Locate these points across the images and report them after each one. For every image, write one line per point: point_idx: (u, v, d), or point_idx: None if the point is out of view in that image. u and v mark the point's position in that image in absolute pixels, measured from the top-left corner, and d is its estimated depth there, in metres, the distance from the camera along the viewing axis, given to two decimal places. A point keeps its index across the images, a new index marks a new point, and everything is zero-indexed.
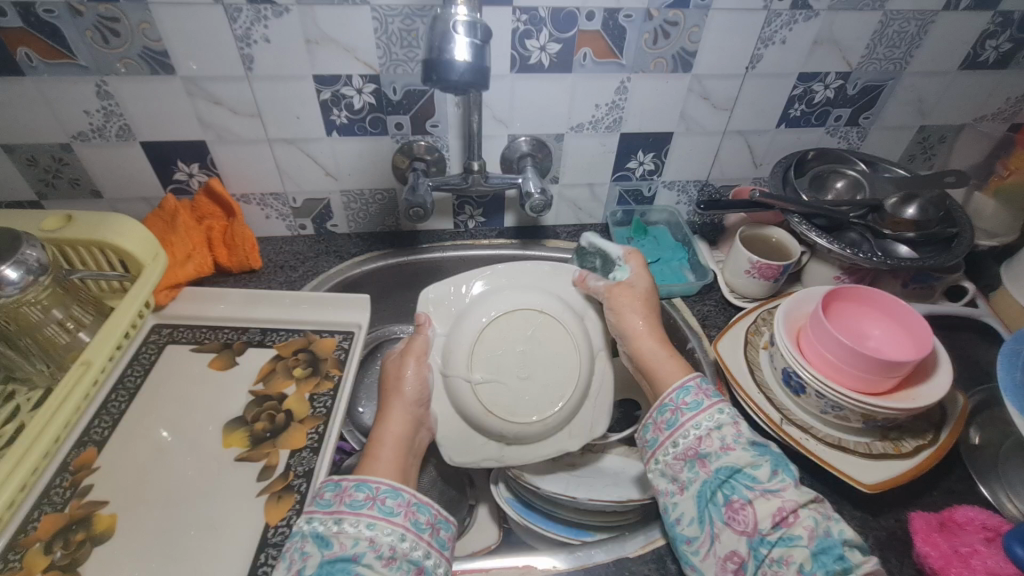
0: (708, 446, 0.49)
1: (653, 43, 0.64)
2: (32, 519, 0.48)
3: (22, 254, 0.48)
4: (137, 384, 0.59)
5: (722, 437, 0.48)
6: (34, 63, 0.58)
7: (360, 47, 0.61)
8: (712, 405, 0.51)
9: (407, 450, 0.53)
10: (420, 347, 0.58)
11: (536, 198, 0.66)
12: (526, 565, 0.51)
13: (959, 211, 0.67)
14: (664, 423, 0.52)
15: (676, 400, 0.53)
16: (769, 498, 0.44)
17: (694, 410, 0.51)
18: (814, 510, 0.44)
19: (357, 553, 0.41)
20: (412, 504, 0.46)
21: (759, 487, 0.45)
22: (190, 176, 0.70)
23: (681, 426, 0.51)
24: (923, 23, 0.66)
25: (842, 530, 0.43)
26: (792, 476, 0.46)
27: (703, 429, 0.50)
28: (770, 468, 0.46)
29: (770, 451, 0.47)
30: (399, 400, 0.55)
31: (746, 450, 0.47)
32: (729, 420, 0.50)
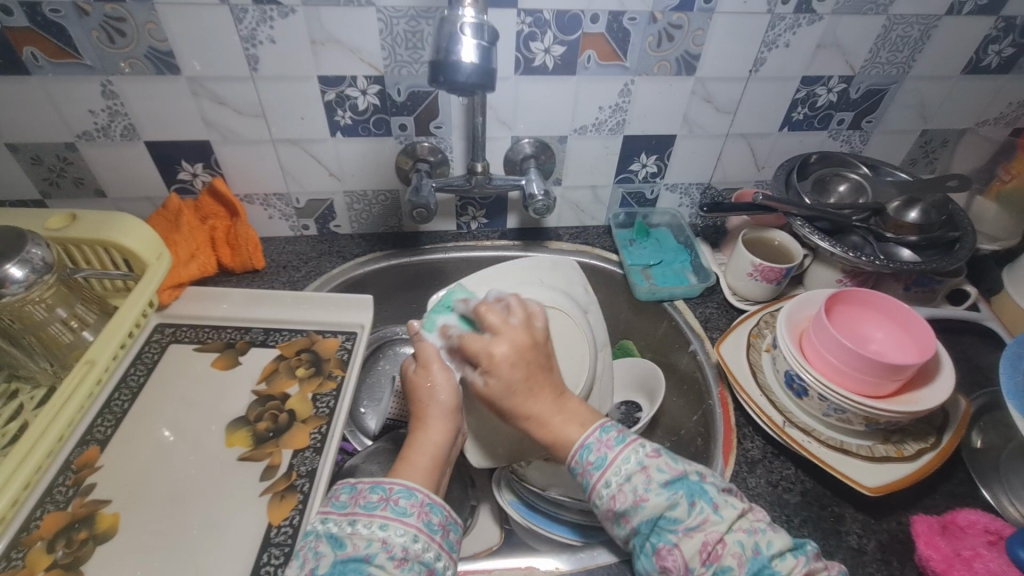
0: (622, 503, 0.43)
1: (657, 45, 0.64)
2: (34, 518, 0.48)
3: (27, 253, 0.48)
4: (140, 383, 0.59)
5: (634, 489, 0.43)
6: (40, 63, 0.58)
7: (365, 48, 0.61)
8: (617, 455, 0.45)
9: (444, 461, 0.50)
10: (437, 354, 0.53)
11: (539, 200, 0.66)
12: (529, 567, 0.54)
13: (962, 216, 0.67)
14: (580, 484, 0.46)
15: (581, 461, 0.46)
16: (692, 536, 0.42)
17: (601, 469, 0.45)
18: (739, 530, 0.42)
19: (369, 554, 0.42)
20: (425, 505, 0.45)
21: (681, 527, 0.42)
22: (194, 176, 0.70)
23: (593, 490, 0.45)
24: (926, 28, 0.66)
25: (770, 542, 0.42)
26: (710, 501, 0.43)
27: (613, 486, 0.44)
28: (686, 506, 0.43)
29: (683, 484, 0.44)
30: (436, 410, 0.51)
31: (659, 496, 0.43)
32: (637, 466, 0.44)
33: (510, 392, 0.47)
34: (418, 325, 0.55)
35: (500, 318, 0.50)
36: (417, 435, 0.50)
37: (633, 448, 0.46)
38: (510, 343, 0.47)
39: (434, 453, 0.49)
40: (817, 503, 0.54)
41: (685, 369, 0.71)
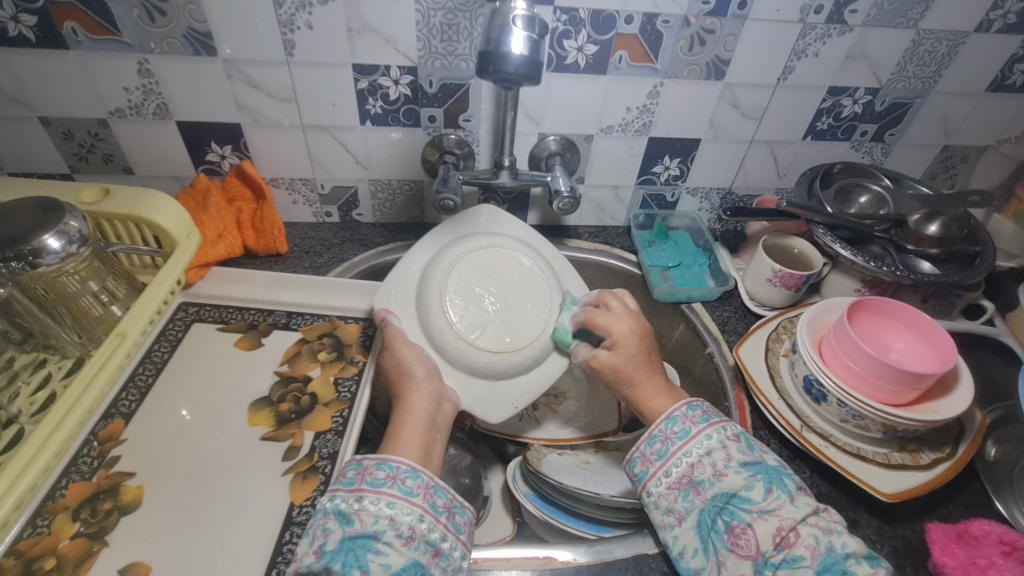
0: (701, 473, 0.46)
1: (688, 49, 0.65)
2: (60, 487, 0.49)
3: (65, 224, 0.49)
4: (164, 359, 0.60)
5: (713, 462, 0.46)
6: (80, 38, 0.58)
7: (401, 38, 0.61)
8: (701, 431, 0.49)
9: (432, 426, 0.53)
10: (397, 334, 0.59)
11: (565, 196, 0.66)
12: (546, 556, 0.51)
13: (983, 231, 0.67)
14: (653, 454, 0.49)
15: (664, 430, 0.50)
16: (767, 519, 0.42)
17: (683, 439, 0.48)
18: (815, 525, 0.42)
19: (377, 531, 0.42)
20: (430, 486, 0.46)
21: (756, 508, 0.43)
22: (222, 158, 0.71)
23: (672, 456, 0.48)
24: (954, 43, 0.67)
25: (845, 543, 0.41)
26: (787, 492, 0.43)
27: (694, 455, 0.47)
28: (763, 488, 0.44)
29: (764, 468, 0.45)
30: (413, 382, 0.56)
31: (738, 473, 0.45)
32: (719, 443, 0.47)
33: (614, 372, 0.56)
34: (380, 313, 0.60)
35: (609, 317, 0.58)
36: (417, 412, 0.54)
37: (716, 429, 0.49)
38: (622, 329, 0.57)
39: (417, 417, 0.53)
40: (832, 507, 0.55)
41: (701, 371, 0.72)
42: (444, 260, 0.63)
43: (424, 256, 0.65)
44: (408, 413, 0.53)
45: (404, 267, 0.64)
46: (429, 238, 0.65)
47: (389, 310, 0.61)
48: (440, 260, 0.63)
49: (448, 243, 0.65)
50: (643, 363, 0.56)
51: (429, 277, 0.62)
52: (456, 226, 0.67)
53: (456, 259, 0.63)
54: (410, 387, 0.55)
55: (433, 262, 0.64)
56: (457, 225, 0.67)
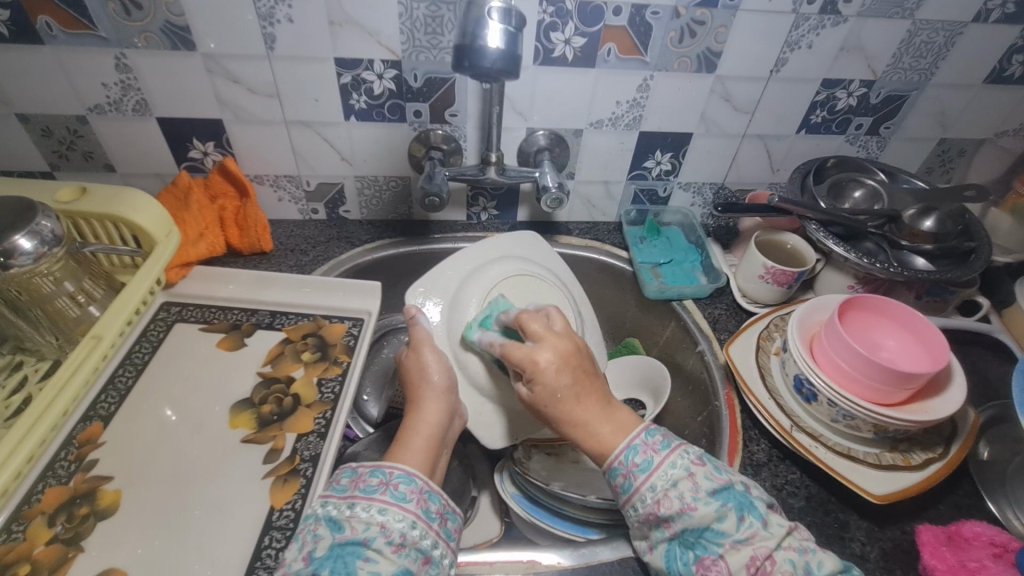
0: (667, 509, 0.44)
1: (678, 41, 0.63)
2: (36, 491, 0.48)
3: (37, 224, 0.47)
4: (145, 361, 0.59)
5: (680, 496, 0.43)
6: (54, 32, 0.57)
7: (384, 32, 0.60)
8: (664, 460, 0.46)
9: (441, 440, 0.51)
10: (426, 335, 0.57)
11: (552, 192, 0.65)
12: (531, 560, 0.50)
13: (978, 226, 0.66)
14: (619, 487, 0.46)
15: (625, 462, 0.46)
16: (740, 550, 0.41)
17: (647, 472, 0.45)
18: (789, 548, 0.41)
19: (368, 538, 0.41)
20: (424, 492, 0.45)
21: (728, 539, 0.42)
22: (205, 155, 0.70)
23: (636, 492, 0.45)
24: (951, 34, 0.66)
25: (821, 563, 0.41)
26: (759, 517, 0.42)
27: (658, 490, 0.44)
28: (735, 518, 0.42)
29: (733, 496, 0.43)
30: (431, 389, 0.54)
31: (707, 505, 0.43)
32: (683, 473, 0.45)
33: (556, 401, 0.49)
34: (413, 310, 0.58)
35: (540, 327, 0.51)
36: (416, 418, 0.52)
37: (678, 454, 0.46)
38: (553, 350, 0.50)
39: (430, 431, 0.51)
40: (821, 509, 0.54)
41: (692, 369, 0.71)
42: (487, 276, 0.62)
43: (464, 267, 0.63)
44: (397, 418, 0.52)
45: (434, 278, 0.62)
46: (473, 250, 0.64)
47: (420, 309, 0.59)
48: (478, 277, 0.62)
49: (486, 262, 0.63)
50: (584, 391, 0.49)
51: (469, 289, 0.61)
52: (498, 248, 0.65)
53: (494, 276, 0.61)
54: (427, 394, 0.54)
55: (472, 276, 0.62)
56: (504, 246, 0.66)
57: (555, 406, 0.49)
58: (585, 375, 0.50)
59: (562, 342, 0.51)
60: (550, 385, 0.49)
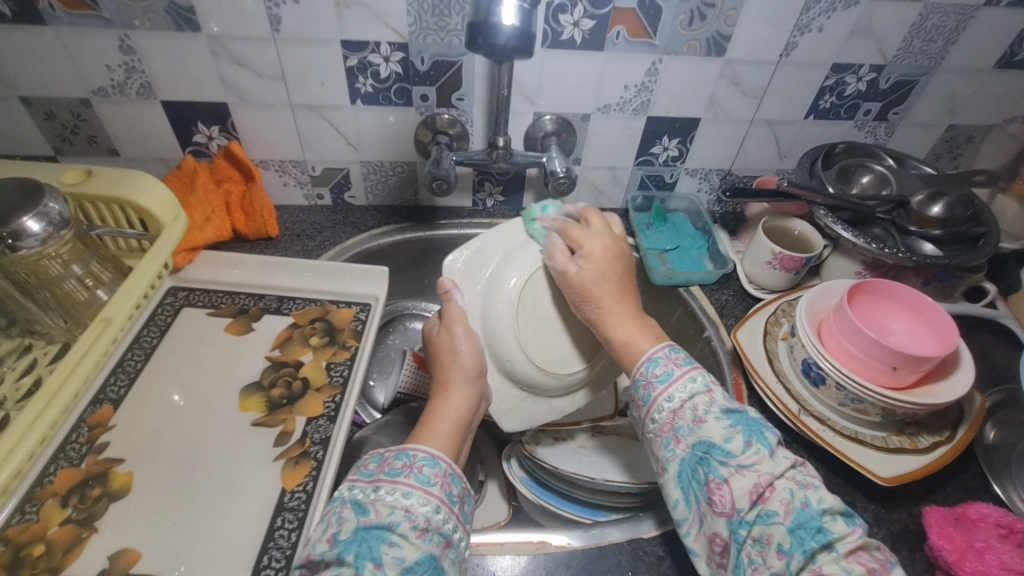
0: (682, 420, 0.45)
1: (688, 24, 0.63)
2: (48, 473, 0.48)
3: (45, 206, 0.47)
4: (153, 344, 0.59)
5: (694, 408, 0.45)
6: (57, 13, 0.56)
7: (391, 13, 0.59)
8: (684, 374, 0.47)
9: (466, 424, 0.51)
10: (460, 314, 0.55)
11: (560, 177, 0.65)
12: (541, 540, 0.50)
13: (987, 212, 0.66)
14: (640, 401, 0.48)
15: (647, 373, 0.48)
16: (744, 474, 0.40)
17: (665, 383, 0.47)
18: (791, 479, 0.40)
19: (392, 522, 0.40)
20: (447, 475, 0.45)
21: (733, 461, 0.41)
22: (210, 139, 0.69)
23: (654, 402, 0.46)
24: (963, 18, 0.65)
25: (822, 498, 0.39)
26: (767, 445, 0.42)
27: (676, 400, 0.46)
28: (743, 440, 0.42)
29: (745, 419, 0.44)
30: (459, 374, 0.53)
31: (718, 421, 0.43)
32: (702, 388, 0.46)
33: (601, 282, 0.53)
34: (448, 283, 0.57)
35: (600, 225, 0.58)
36: (442, 402, 0.52)
37: (698, 373, 0.47)
38: (605, 246, 0.55)
39: (455, 416, 0.51)
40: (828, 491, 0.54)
41: (699, 355, 0.71)
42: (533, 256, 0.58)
43: (512, 238, 0.60)
44: (438, 404, 0.52)
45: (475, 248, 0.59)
46: (514, 223, 0.61)
47: (455, 282, 0.58)
48: (525, 254, 0.58)
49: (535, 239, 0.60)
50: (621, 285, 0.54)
51: (512, 264, 0.58)
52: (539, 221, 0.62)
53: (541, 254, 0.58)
54: (455, 379, 0.53)
55: (517, 251, 0.59)
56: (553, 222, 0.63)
57: (597, 287, 0.53)
58: (626, 280, 0.55)
59: (616, 239, 0.57)
60: (599, 266, 0.54)
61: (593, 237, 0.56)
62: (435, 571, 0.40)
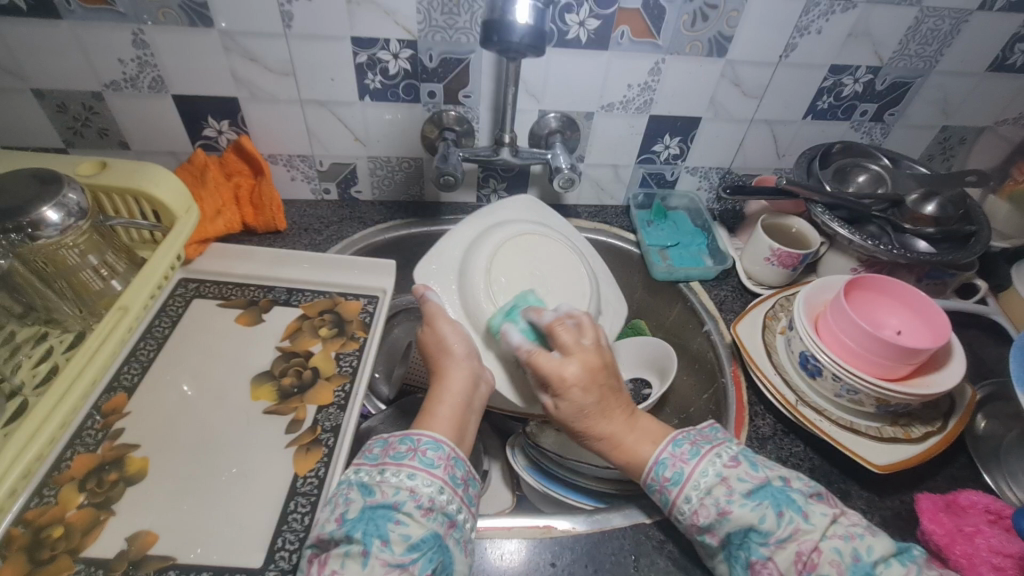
0: (707, 516, 0.45)
1: (691, 25, 0.64)
2: (65, 458, 0.49)
3: (64, 196, 0.48)
4: (166, 334, 0.60)
5: (716, 501, 0.45)
6: (73, 7, 0.57)
7: (401, 12, 0.61)
8: (694, 469, 0.47)
9: (468, 406, 0.52)
10: (439, 309, 0.57)
11: (565, 173, 0.66)
12: (546, 525, 0.52)
13: (979, 211, 0.68)
14: (659, 502, 0.48)
15: (658, 477, 0.48)
16: (785, 547, 0.42)
17: (679, 485, 0.47)
18: (834, 536, 0.42)
19: (398, 502, 0.42)
20: (452, 458, 0.46)
21: (772, 539, 0.42)
22: (219, 133, 0.70)
23: (675, 505, 0.47)
24: (957, 22, 0.67)
25: (871, 548, 0.41)
26: (798, 511, 0.43)
27: (694, 500, 0.46)
28: (774, 515, 0.43)
29: (768, 493, 0.44)
30: (451, 360, 0.54)
31: (743, 506, 0.44)
32: (716, 479, 0.46)
33: (580, 417, 0.51)
34: (420, 288, 0.58)
35: (572, 337, 0.53)
36: (441, 386, 0.53)
37: (708, 460, 0.47)
38: (581, 364, 0.51)
39: (454, 399, 0.52)
40: (824, 479, 0.56)
41: (698, 349, 0.73)
42: (488, 241, 0.62)
43: (467, 237, 0.64)
44: (443, 391, 0.52)
45: (438, 254, 0.62)
46: (468, 224, 0.65)
47: (429, 287, 0.60)
48: (482, 242, 0.62)
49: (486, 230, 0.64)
50: (609, 402, 0.52)
51: (474, 254, 0.61)
52: (496, 216, 0.67)
53: (494, 238, 0.63)
54: (449, 364, 0.54)
55: (473, 244, 0.63)
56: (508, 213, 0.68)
57: (582, 421, 0.51)
58: (611, 392, 0.52)
59: (590, 354, 0.53)
60: (577, 402, 0.51)
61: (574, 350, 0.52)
62: (440, 549, 0.41)
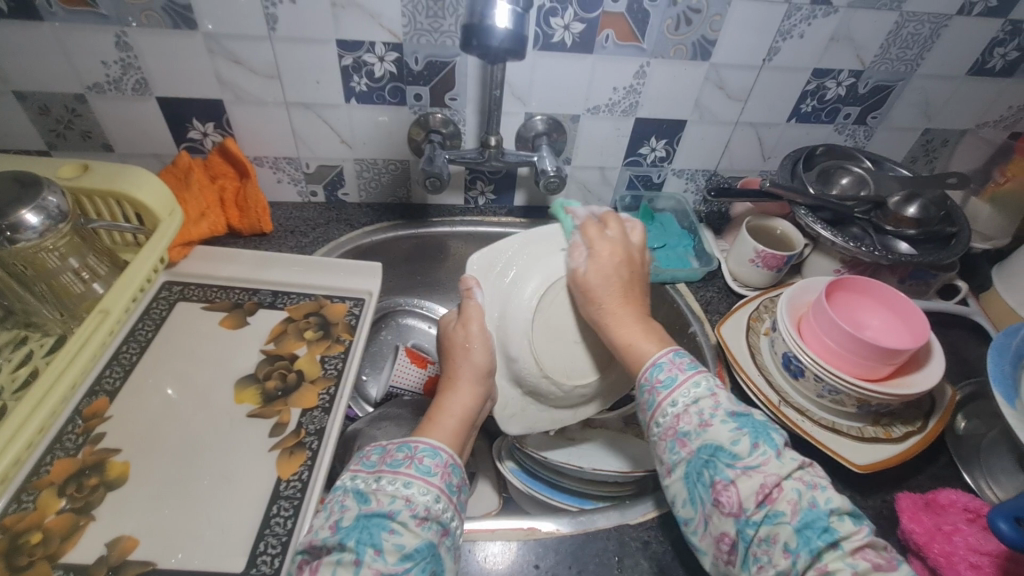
0: (687, 424, 0.44)
1: (675, 29, 0.65)
2: (45, 463, 0.48)
3: (43, 199, 0.48)
4: (149, 337, 0.59)
5: (700, 412, 0.44)
6: (54, 9, 0.57)
7: (386, 14, 0.61)
8: (689, 378, 0.46)
9: (473, 420, 0.52)
10: (478, 313, 0.56)
11: (551, 176, 0.66)
12: (531, 527, 0.52)
13: (960, 213, 0.69)
14: (645, 405, 0.47)
15: (650, 377, 0.47)
16: (751, 476, 0.40)
17: (669, 388, 0.46)
18: (799, 479, 0.40)
19: (393, 510, 0.42)
20: (448, 466, 0.46)
21: (740, 463, 0.41)
22: (204, 135, 0.70)
23: (658, 407, 0.46)
24: (937, 26, 0.68)
25: (828, 500, 0.39)
26: (773, 446, 0.41)
27: (680, 405, 0.45)
28: (750, 442, 0.41)
29: (751, 421, 0.43)
30: (468, 368, 0.54)
31: (724, 424, 0.43)
32: (706, 392, 0.45)
33: (605, 285, 0.53)
34: (468, 281, 0.58)
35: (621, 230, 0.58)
36: (448, 396, 0.53)
37: (703, 377, 0.47)
38: (614, 250, 0.55)
39: (463, 412, 0.52)
40: None
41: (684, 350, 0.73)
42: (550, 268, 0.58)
43: (533, 248, 0.60)
44: (449, 401, 0.52)
45: (494, 251, 0.60)
46: (538, 233, 0.61)
47: (476, 281, 0.59)
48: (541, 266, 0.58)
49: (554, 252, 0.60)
50: (631, 291, 0.54)
51: (531, 275, 0.58)
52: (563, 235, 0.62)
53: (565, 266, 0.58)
54: (464, 372, 0.54)
55: (538, 261, 0.59)
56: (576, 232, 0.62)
57: (603, 289, 0.53)
58: (635, 280, 0.55)
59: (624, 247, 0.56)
60: (605, 268, 0.54)
61: (605, 241, 0.56)
62: (434, 559, 0.41)
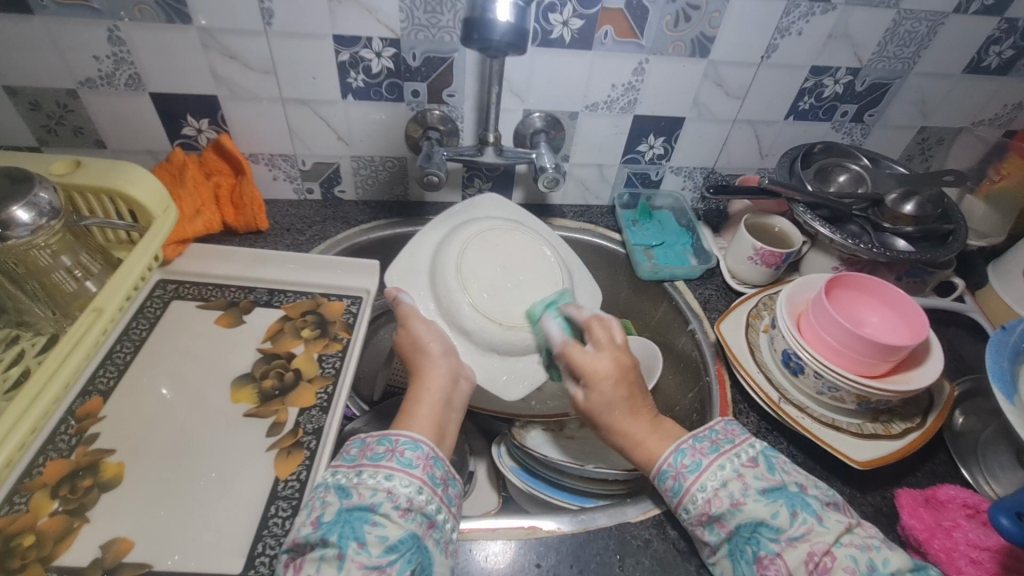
0: (719, 507, 0.45)
1: (674, 25, 0.65)
2: (37, 464, 0.48)
3: (35, 196, 0.47)
4: (143, 336, 0.59)
5: (730, 494, 0.45)
6: (45, 3, 0.56)
7: (384, 10, 0.60)
8: (712, 462, 0.47)
9: (447, 404, 0.51)
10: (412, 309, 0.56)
11: (549, 173, 0.66)
12: (531, 526, 0.51)
13: (957, 210, 0.70)
14: (668, 491, 0.48)
15: (674, 464, 0.48)
16: (796, 546, 0.41)
17: (695, 473, 0.47)
18: (849, 544, 0.41)
19: (374, 503, 0.41)
20: (430, 458, 0.46)
21: (784, 536, 0.42)
22: (199, 132, 0.69)
23: (687, 492, 0.47)
24: (934, 24, 0.68)
25: (887, 560, 0.40)
26: (813, 513, 0.43)
27: (709, 489, 0.46)
28: (788, 514, 0.43)
29: (785, 494, 0.44)
30: (427, 359, 0.54)
31: (759, 501, 0.44)
32: (733, 474, 0.46)
33: (610, 409, 0.51)
34: (390, 290, 0.57)
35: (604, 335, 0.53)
36: (419, 386, 0.52)
37: (727, 457, 0.47)
38: (613, 361, 0.51)
39: (432, 397, 0.51)
40: None
41: (682, 348, 0.73)
42: (458, 238, 0.61)
43: (439, 234, 0.63)
44: (424, 391, 0.51)
45: (406, 256, 0.61)
46: (439, 220, 0.65)
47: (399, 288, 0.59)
48: (451, 239, 0.61)
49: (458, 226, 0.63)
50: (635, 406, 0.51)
51: (444, 250, 0.60)
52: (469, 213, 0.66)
53: (472, 232, 0.61)
54: (426, 364, 0.53)
55: (445, 241, 0.62)
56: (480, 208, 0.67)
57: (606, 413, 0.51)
58: (637, 394, 0.52)
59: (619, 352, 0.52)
60: (606, 393, 0.51)
61: (600, 352, 0.52)
62: (419, 550, 0.41)
